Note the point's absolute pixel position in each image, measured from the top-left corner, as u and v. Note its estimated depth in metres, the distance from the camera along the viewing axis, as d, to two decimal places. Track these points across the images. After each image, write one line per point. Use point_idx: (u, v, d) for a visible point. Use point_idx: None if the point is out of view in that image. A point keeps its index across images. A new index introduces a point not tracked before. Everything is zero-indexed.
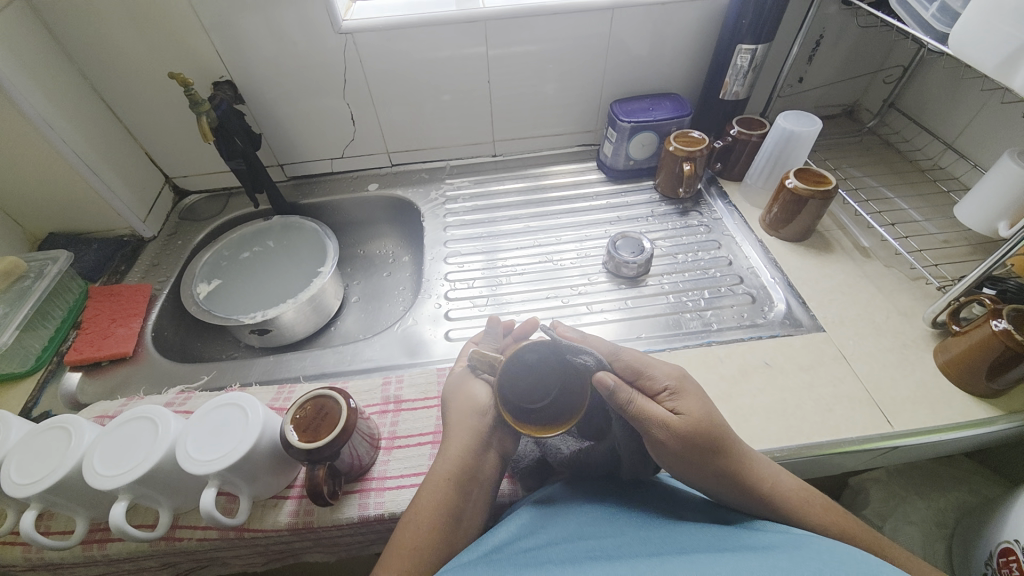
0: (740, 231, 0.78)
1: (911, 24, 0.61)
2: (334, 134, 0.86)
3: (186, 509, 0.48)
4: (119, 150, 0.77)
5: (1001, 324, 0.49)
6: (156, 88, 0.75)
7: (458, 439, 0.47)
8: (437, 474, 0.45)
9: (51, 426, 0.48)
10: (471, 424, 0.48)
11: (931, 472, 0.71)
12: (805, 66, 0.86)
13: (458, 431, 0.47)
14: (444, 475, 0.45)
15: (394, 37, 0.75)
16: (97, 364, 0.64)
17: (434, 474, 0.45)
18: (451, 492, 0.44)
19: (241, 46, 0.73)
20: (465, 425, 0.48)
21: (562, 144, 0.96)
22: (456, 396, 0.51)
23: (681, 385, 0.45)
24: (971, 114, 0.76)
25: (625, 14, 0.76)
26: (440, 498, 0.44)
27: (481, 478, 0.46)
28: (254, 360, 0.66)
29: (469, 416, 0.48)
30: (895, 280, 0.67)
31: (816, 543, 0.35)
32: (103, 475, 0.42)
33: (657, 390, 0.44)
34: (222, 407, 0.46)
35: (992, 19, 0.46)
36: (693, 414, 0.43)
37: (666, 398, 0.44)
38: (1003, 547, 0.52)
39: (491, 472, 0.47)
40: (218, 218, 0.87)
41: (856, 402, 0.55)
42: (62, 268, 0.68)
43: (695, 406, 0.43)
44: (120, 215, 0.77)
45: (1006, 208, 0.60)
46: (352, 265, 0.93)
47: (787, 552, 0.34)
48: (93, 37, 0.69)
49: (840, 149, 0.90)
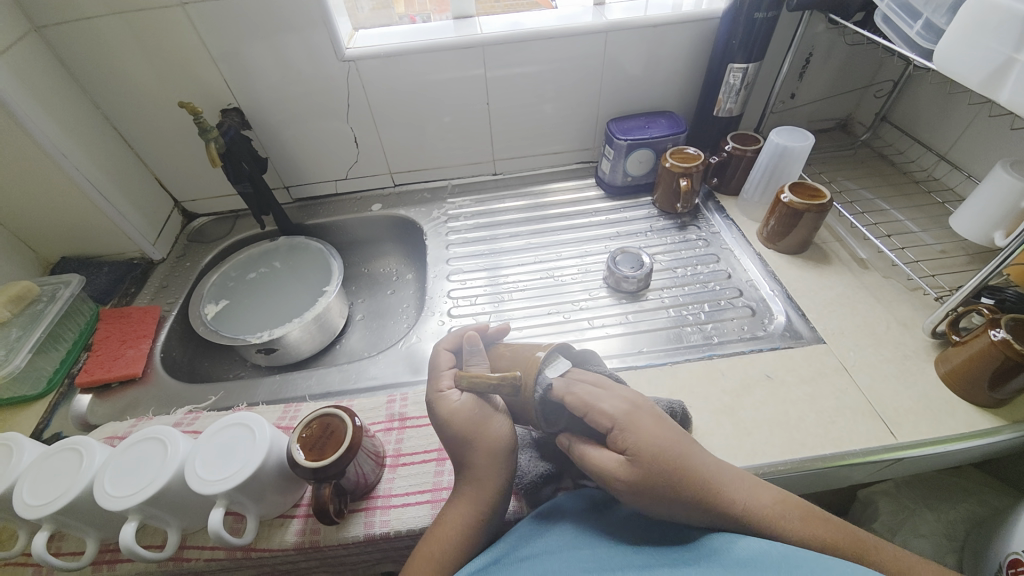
0: (739, 245, 0.79)
1: (898, 42, 0.62)
2: (339, 157, 0.89)
3: (194, 530, 0.49)
4: (130, 176, 0.80)
5: (999, 333, 0.49)
6: (167, 117, 0.78)
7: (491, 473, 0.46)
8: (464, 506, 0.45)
9: (62, 448, 0.48)
10: (493, 468, 0.46)
11: (940, 484, 0.70)
12: (796, 83, 0.88)
13: (488, 466, 0.46)
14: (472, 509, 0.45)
15: (396, 62, 0.77)
16: (106, 386, 0.65)
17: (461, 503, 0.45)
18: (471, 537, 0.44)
19: (249, 75, 0.76)
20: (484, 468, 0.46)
21: (561, 162, 0.98)
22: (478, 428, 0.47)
23: (631, 418, 0.44)
24: (961, 126, 0.78)
25: (619, 36, 0.79)
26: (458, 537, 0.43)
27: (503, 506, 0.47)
28: (260, 380, 0.66)
29: (497, 452, 0.46)
30: (894, 291, 0.68)
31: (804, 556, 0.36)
32: (113, 497, 0.43)
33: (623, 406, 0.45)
34: (229, 427, 0.47)
35: (973, 37, 0.48)
36: (642, 452, 0.42)
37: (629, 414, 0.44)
38: (1012, 558, 0.51)
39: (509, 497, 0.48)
40: (226, 239, 0.89)
41: (858, 413, 0.55)
42: (74, 291, 0.70)
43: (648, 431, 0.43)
44: (130, 238, 0.79)
45: (1001, 218, 0.61)
46: (357, 283, 0.95)
47: (779, 567, 0.35)
48: (108, 70, 0.72)
49: (835, 162, 0.91)
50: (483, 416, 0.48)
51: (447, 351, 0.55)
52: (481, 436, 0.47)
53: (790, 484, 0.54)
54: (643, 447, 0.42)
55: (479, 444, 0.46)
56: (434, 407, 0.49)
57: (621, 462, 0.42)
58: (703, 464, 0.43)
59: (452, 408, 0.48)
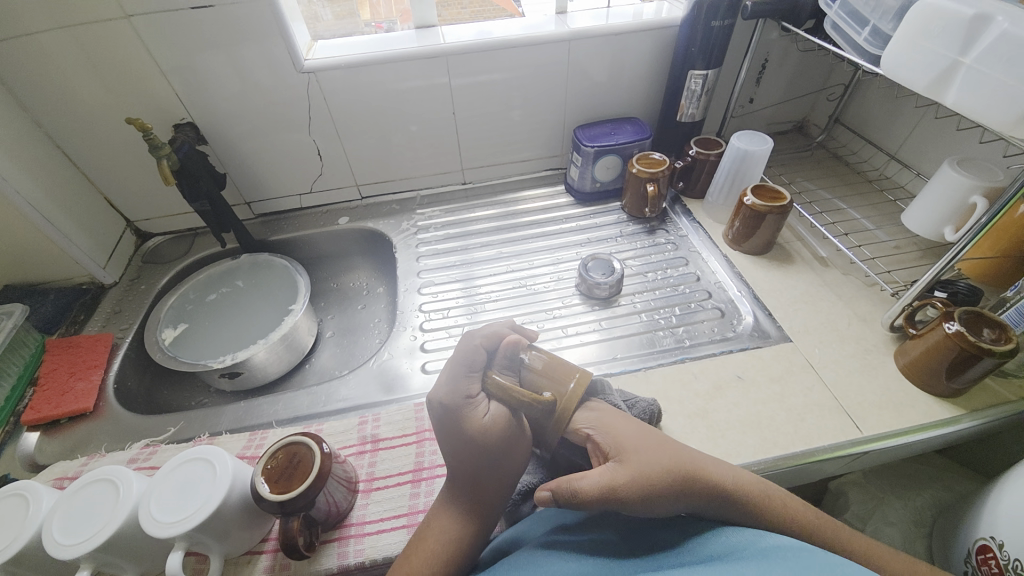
0: (706, 247, 0.80)
1: (847, 48, 0.64)
2: (302, 170, 0.86)
3: (153, 573, 0.46)
4: (77, 197, 0.75)
5: (953, 326, 0.52)
6: (115, 134, 0.74)
7: (493, 487, 0.47)
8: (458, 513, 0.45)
9: (5, 495, 0.45)
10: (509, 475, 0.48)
11: (906, 471, 0.73)
12: (754, 87, 0.91)
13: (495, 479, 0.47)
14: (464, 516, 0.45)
15: (359, 73, 0.76)
16: (55, 422, 0.61)
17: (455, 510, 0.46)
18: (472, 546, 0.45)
19: (203, 88, 0.73)
20: (501, 480, 0.47)
21: (530, 169, 0.98)
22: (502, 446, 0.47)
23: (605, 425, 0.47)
24: (909, 127, 0.81)
25: (583, 44, 0.79)
26: (457, 535, 0.44)
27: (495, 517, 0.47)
28: (224, 407, 0.63)
29: (506, 470, 0.47)
30: (853, 287, 0.70)
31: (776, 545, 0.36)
32: (62, 545, 0.40)
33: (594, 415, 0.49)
34: (187, 462, 0.44)
35: (921, 42, 0.50)
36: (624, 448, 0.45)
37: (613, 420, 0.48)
38: (980, 544, 0.53)
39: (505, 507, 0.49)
40: (184, 259, 0.85)
41: (826, 410, 0.56)
42: (17, 321, 0.65)
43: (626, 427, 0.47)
44: (78, 262, 0.74)
45: (950, 214, 0.63)
46: (326, 299, 0.92)
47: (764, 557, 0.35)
48: (47, 85, 0.67)
49: (794, 163, 0.94)
50: (516, 432, 0.48)
51: (479, 347, 0.51)
52: (512, 454, 0.48)
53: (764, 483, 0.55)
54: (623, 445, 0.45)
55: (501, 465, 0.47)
56: (463, 418, 0.47)
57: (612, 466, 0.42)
58: (684, 456, 0.44)
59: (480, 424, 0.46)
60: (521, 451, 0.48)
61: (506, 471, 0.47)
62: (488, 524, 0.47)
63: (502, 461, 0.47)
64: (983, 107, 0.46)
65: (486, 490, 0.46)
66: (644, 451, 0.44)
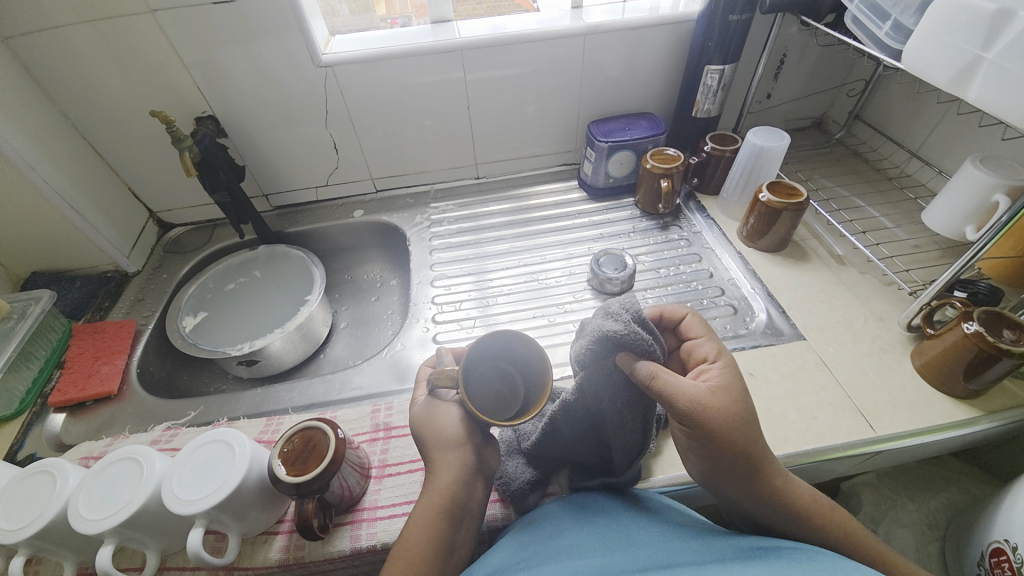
0: (720, 244, 0.80)
1: (868, 43, 0.63)
2: (319, 163, 0.88)
3: (173, 550, 0.47)
4: (102, 188, 0.78)
5: (971, 326, 0.51)
6: (138, 126, 0.76)
7: (441, 470, 0.45)
8: (425, 510, 0.44)
9: (35, 471, 0.47)
10: (454, 445, 0.46)
11: (920, 474, 0.72)
12: (772, 83, 0.90)
13: (439, 462, 0.46)
14: (431, 511, 0.43)
15: (376, 67, 0.76)
16: (81, 404, 0.63)
17: (420, 507, 0.44)
18: (445, 522, 0.43)
19: (224, 81, 0.74)
20: (450, 463, 0.45)
21: (544, 164, 0.98)
22: (426, 430, 0.48)
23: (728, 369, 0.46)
24: (931, 124, 0.80)
25: (598, 38, 0.79)
26: (429, 533, 0.42)
27: (468, 507, 0.45)
28: (241, 393, 0.65)
29: (444, 450, 0.46)
30: (870, 286, 0.69)
31: (789, 550, 0.37)
32: (87, 520, 0.42)
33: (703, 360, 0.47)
34: (208, 444, 0.46)
35: (943, 37, 0.49)
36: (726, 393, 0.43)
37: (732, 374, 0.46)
38: (993, 546, 0.52)
39: (478, 493, 0.47)
40: (204, 249, 0.87)
41: (838, 409, 0.56)
42: (45, 307, 0.68)
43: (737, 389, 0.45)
44: (103, 251, 0.77)
45: (971, 213, 0.62)
46: (341, 290, 0.94)
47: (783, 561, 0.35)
48: (76, 78, 0.69)
49: (811, 160, 0.93)
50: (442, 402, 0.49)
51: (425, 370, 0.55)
52: (444, 436, 0.47)
53: None
54: (731, 395, 0.43)
55: (429, 443, 0.47)
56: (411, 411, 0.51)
57: (706, 397, 0.42)
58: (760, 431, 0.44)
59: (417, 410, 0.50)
60: (450, 419, 0.48)
61: (446, 453, 0.46)
62: (461, 516, 0.44)
63: (431, 431, 0.47)
64: (1005, 102, 0.45)
65: (433, 472, 0.45)
66: (740, 413, 0.42)
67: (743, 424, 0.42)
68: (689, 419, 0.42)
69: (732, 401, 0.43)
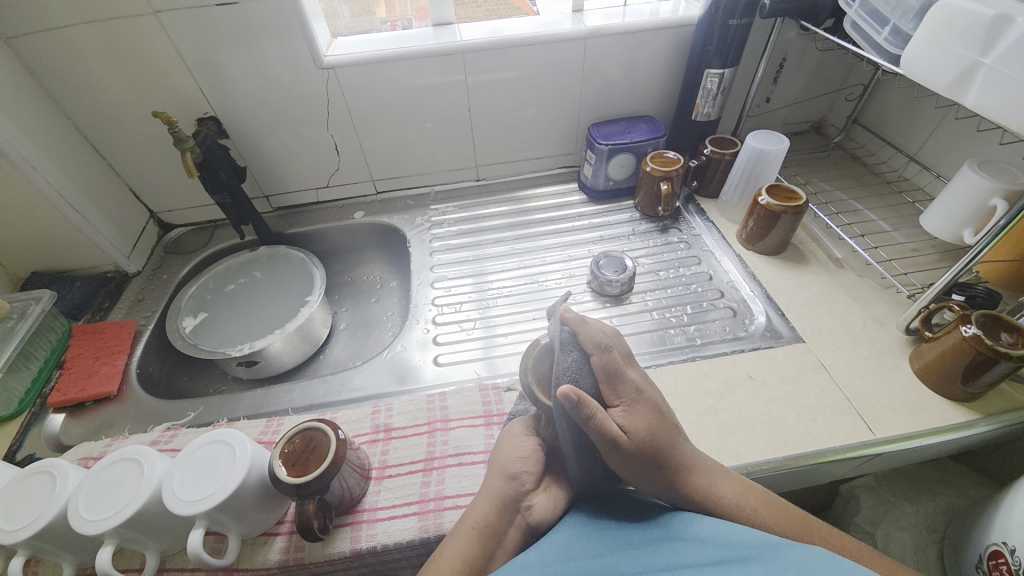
0: (719, 247, 0.80)
1: (867, 48, 0.64)
2: (321, 165, 0.88)
3: (173, 552, 0.47)
4: (104, 188, 0.78)
5: (970, 329, 0.51)
6: (140, 126, 0.76)
7: (491, 494, 0.46)
8: (468, 525, 0.44)
9: (36, 471, 0.47)
10: (508, 484, 0.47)
11: (918, 477, 0.72)
12: (771, 87, 0.90)
13: (492, 486, 0.47)
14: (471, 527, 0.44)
15: (378, 69, 0.77)
16: (80, 405, 0.63)
17: (465, 523, 0.45)
18: (478, 550, 0.43)
19: (226, 82, 0.74)
20: (503, 481, 0.47)
21: (544, 167, 0.98)
22: (502, 449, 0.50)
23: (631, 403, 0.47)
24: (929, 128, 0.80)
25: (598, 42, 0.80)
26: (466, 550, 0.43)
27: (503, 534, 0.45)
28: (241, 394, 0.65)
29: (502, 476, 0.47)
30: (869, 289, 0.70)
31: (782, 547, 0.39)
32: (87, 521, 0.42)
33: (617, 398, 0.47)
34: (209, 444, 0.46)
35: (942, 42, 0.49)
36: (634, 430, 0.45)
37: (647, 398, 0.48)
38: (992, 548, 0.52)
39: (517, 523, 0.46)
40: (204, 250, 0.87)
41: (837, 411, 0.56)
42: (46, 307, 0.68)
43: (643, 419, 0.46)
44: (104, 251, 0.77)
45: (969, 217, 0.63)
46: (341, 292, 0.94)
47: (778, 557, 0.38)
48: (80, 80, 0.70)
49: (810, 164, 0.93)
50: (519, 435, 0.51)
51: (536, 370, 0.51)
52: (517, 459, 0.48)
53: (774, 482, 0.55)
54: (637, 429, 0.45)
55: (495, 462, 0.49)
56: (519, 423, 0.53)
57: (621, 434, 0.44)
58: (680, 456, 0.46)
59: (511, 432, 0.52)
60: (528, 444, 0.50)
61: (504, 479, 0.47)
62: (498, 539, 0.45)
63: (501, 452, 0.50)
64: (1003, 109, 0.45)
65: (490, 488, 0.47)
66: (654, 442, 0.45)
67: (657, 454, 0.45)
68: (619, 452, 0.44)
69: (643, 434, 0.45)
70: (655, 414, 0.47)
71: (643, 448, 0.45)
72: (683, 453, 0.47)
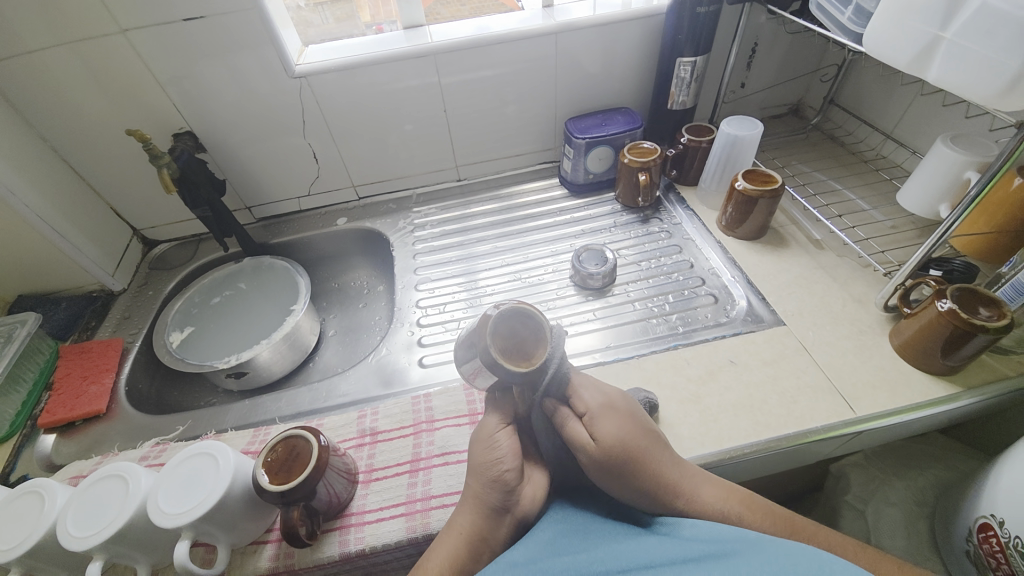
0: (700, 235, 0.80)
1: (833, 29, 0.64)
2: (300, 174, 0.88)
3: (163, 565, 0.48)
4: (84, 208, 0.78)
5: (945, 304, 0.51)
6: (116, 144, 0.76)
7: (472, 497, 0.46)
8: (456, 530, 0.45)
9: (24, 492, 0.47)
10: (489, 488, 0.46)
11: (907, 452, 0.73)
12: (745, 72, 0.90)
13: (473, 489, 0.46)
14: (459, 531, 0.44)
15: (353, 75, 0.77)
16: (71, 424, 0.63)
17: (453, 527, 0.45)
18: (466, 552, 0.44)
19: (199, 96, 0.74)
20: (484, 486, 0.46)
21: (524, 163, 0.98)
22: (479, 450, 0.48)
23: (601, 411, 0.48)
24: (903, 106, 0.80)
25: (571, 36, 0.80)
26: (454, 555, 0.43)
27: (492, 535, 0.45)
28: (229, 405, 0.65)
29: (482, 479, 0.46)
30: (848, 269, 0.70)
31: (767, 544, 0.39)
32: (75, 539, 0.42)
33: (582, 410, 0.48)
34: (194, 456, 0.46)
35: (903, 19, 0.49)
36: (607, 438, 0.46)
37: (614, 404, 0.48)
38: (980, 521, 0.52)
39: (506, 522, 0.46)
40: (188, 265, 0.87)
41: (819, 392, 0.56)
42: (31, 329, 0.68)
43: (614, 425, 0.46)
44: (87, 270, 0.77)
45: (944, 191, 0.63)
46: (328, 298, 0.94)
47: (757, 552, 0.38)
48: (53, 101, 0.70)
49: (788, 147, 0.93)
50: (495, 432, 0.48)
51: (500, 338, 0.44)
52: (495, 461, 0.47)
53: (758, 465, 0.55)
54: (608, 437, 0.46)
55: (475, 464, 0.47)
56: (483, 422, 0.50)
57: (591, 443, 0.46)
58: (657, 460, 0.46)
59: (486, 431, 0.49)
60: (503, 441, 0.48)
61: (484, 482, 0.46)
62: (487, 540, 0.45)
63: (479, 454, 0.48)
64: (967, 83, 0.45)
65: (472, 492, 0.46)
66: (626, 450, 0.45)
67: (632, 461, 0.45)
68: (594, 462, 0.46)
69: (615, 439, 0.46)
70: (626, 421, 0.47)
71: (616, 456, 0.45)
72: (664, 461, 0.47)
